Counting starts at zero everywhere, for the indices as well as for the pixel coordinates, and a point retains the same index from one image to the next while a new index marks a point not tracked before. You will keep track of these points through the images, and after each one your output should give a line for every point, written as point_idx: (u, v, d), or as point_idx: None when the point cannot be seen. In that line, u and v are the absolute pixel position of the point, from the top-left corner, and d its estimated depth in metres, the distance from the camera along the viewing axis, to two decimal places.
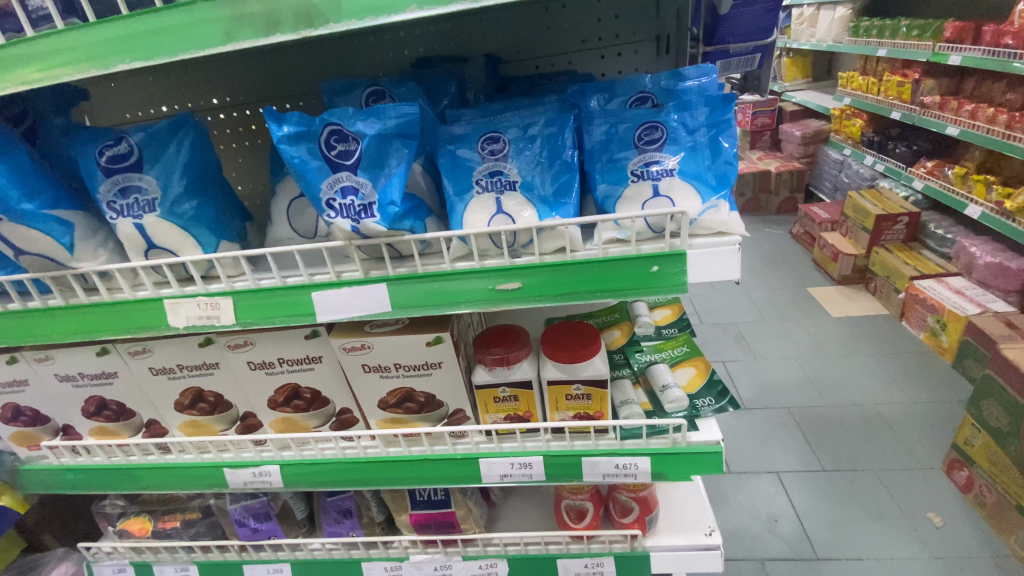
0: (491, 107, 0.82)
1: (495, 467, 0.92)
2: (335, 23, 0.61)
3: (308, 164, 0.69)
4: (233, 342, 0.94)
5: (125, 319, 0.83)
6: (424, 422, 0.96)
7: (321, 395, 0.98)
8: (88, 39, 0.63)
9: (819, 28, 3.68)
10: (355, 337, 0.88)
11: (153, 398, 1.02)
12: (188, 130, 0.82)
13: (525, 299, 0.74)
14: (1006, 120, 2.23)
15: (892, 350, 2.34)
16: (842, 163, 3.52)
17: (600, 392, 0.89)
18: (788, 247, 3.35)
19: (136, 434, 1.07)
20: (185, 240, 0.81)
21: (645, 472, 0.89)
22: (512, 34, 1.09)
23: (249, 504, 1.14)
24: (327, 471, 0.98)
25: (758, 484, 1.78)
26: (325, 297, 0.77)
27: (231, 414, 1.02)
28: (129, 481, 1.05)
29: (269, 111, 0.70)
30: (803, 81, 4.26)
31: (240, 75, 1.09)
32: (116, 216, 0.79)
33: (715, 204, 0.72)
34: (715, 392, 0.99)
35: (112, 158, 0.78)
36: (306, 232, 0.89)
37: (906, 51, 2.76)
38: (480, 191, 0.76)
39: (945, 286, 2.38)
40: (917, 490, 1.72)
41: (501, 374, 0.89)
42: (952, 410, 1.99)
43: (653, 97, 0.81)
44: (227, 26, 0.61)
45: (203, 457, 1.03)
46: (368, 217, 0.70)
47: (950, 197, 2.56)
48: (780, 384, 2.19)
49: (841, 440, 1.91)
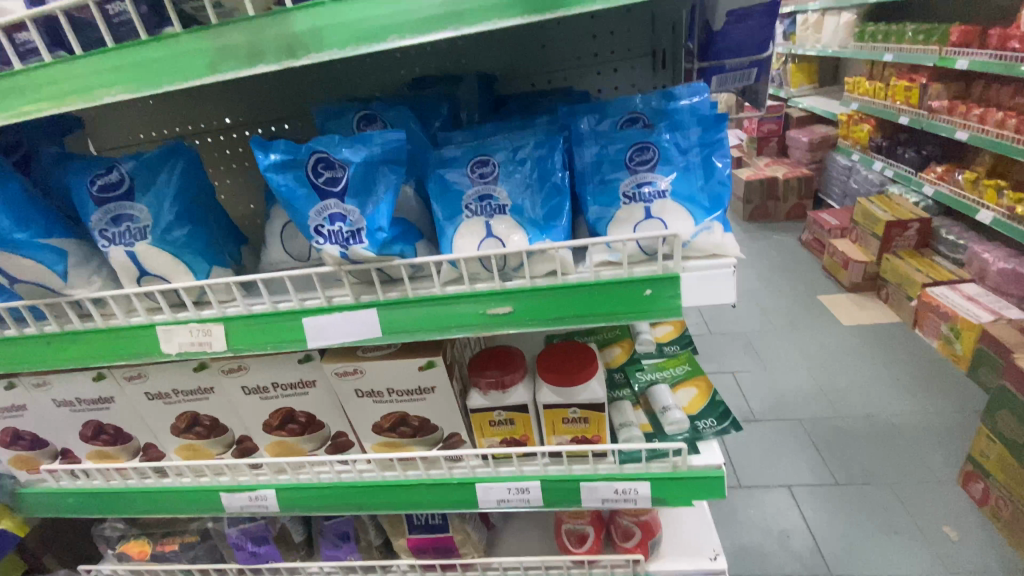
0: (482, 129, 0.82)
1: (492, 492, 0.90)
2: (317, 53, 0.60)
3: (295, 192, 0.69)
4: (228, 367, 0.94)
5: (119, 345, 0.83)
6: (420, 447, 0.94)
7: (316, 418, 0.97)
8: (74, 74, 0.63)
9: (824, 33, 3.66)
10: (348, 362, 0.87)
11: (149, 422, 1.02)
12: (178, 158, 0.83)
13: (516, 324, 0.72)
14: (1015, 124, 2.19)
15: (904, 359, 2.29)
16: (851, 169, 3.48)
17: (598, 416, 0.87)
18: (796, 254, 3.31)
19: (134, 458, 1.07)
20: (177, 267, 0.81)
21: (645, 497, 0.87)
22: (508, 53, 1.09)
23: (247, 528, 1.14)
24: (322, 496, 0.96)
25: (769, 498, 1.74)
26: (315, 324, 0.77)
27: (227, 437, 1.02)
28: (125, 506, 1.04)
29: (257, 140, 0.69)
30: (810, 87, 4.22)
31: (236, 99, 1.10)
32: (108, 245, 0.79)
33: (708, 226, 0.71)
34: (716, 413, 0.97)
35: (104, 187, 0.79)
36: (300, 256, 0.89)
37: (913, 56, 2.73)
38: (470, 216, 0.75)
39: (957, 293, 2.33)
40: (933, 503, 1.67)
41: (496, 398, 0.87)
42: (966, 421, 1.94)
43: (644, 117, 0.79)
44: (210, 58, 0.61)
45: (199, 481, 1.02)
46: (357, 243, 0.69)
47: (960, 202, 2.54)
48: (790, 395, 2.15)
49: (854, 452, 1.86)
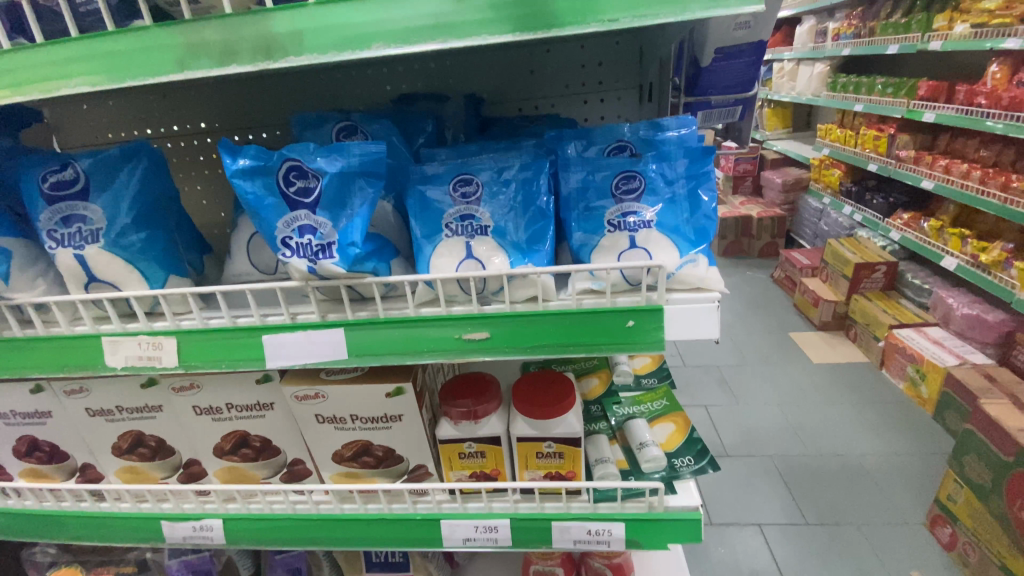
0: (467, 148, 0.79)
1: (457, 529, 0.85)
2: (296, 57, 0.57)
3: (263, 200, 0.65)
4: (179, 385, 0.87)
5: (61, 356, 0.76)
6: (383, 478, 0.89)
7: (271, 444, 0.91)
8: (30, 62, 0.59)
9: (799, 81, 3.81)
10: (309, 385, 0.82)
11: (88, 440, 0.94)
12: (141, 158, 0.77)
13: (492, 351, 0.69)
14: (979, 176, 2.29)
15: (873, 399, 2.31)
16: (822, 211, 3.59)
17: (573, 451, 0.83)
18: (769, 290, 3.36)
19: (69, 478, 0.98)
20: (130, 274, 0.75)
21: (619, 539, 0.82)
22: (496, 76, 1.07)
23: (189, 559, 1.08)
24: (273, 529, 0.90)
25: (740, 537, 1.70)
26: (277, 342, 0.71)
27: (173, 460, 0.94)
28: (56, 531, 0.95)
29: (226, 143, 0.66)
30: (784, 131, 4.38)
31: (211, 102, 1.06)
32: (56, 247, 0.73)
33: (693, 258, 0.69)
34: (694, 450, 0.94)
35: (56, 184, 0.73)
36: (266, 268, 0.84)
37: (882, 107, 2.85)
38: (449, 235, 0.72)
39: (924, 336, 2.38)
40: (902, 546, 1.65)
41: (468, 429, 0.83)
42: (933, 463, 1.95)
43: (631, 146, 0.79)
44: (180, 55, 0.58)
45: (139, 507, 0.94)
46: (326, 258, 0.65)
47: (927, 249, 2.61)
48: (762, 431, 2.14)
49: (824, 492, 1.85)
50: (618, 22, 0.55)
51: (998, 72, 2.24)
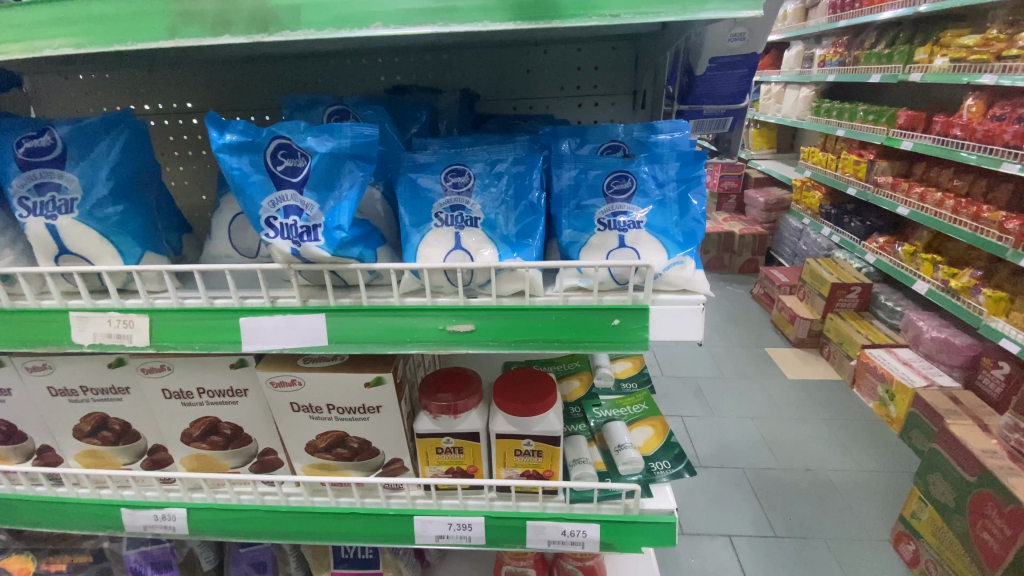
0: (461, 139, 0.78)
1: (430, 526, 0.83)
2: (292, 31, 0.56)
3: (249, 177, 0.63)
4: (149, 366, 0.83)
5: (23, 329, 0.73)
6: (357, 472, 0.88)
7: (242, 432, 0.88)
8: (12, 19, 0.57)
9: (785, 104, 3.90)
10: (286, 371, 0.80)
11: (48, 422, 0.90)
12: (123, 128, 0.75)
13: (476, 344, 0.67)
14: (952, 206, 2.36)
15: (845, 416, 2.35)
16: (801, 232, 3.67)
17: (552, 450, 0.82)
18: (747, 305, 3.42)
19: (25, 461, 0.94)
20: (104, 248, 0.72)
21: (593, 541, 0.82)
22: (491, 73, 1.07)
23: (148, 551, 1.06)
24: (239, 520, 0.87)
25: (710, 546, 1.71)
26: (255, 324, 0.69)
27: (137, 446, 0.91)
28: (7, 515, 0.91)
29: (213, 117, 0.64)
30: (769, 151, 4.48)
31: (201, 80, 1.04)
32: (27, 215, 0.70)
33: (681, 260, 0.69)
34: (671, 455, 0.94)
35: (31, 150, 0.70)
36: (247, 251, 0.82)
37: (863, 133, 2.93)
38: (439, 225, 0.72)
39: (894, 357, 2.44)
40: (866, 561, 1.68)
41: (446, 423, 0.81)
42: (900, 481, 1.99)
43: (624, 147, 0.81)
44: (171, 22, 0.56)
45: (99, 493, 0.90)
46: (311, 241, 0.63)
47: (900, 272, 2.69)
48: (736, 444, 2.16)
49: (793, 505, 1.88)
50: (618, 18, 0.55)
51: (974, 106, 2.30)
